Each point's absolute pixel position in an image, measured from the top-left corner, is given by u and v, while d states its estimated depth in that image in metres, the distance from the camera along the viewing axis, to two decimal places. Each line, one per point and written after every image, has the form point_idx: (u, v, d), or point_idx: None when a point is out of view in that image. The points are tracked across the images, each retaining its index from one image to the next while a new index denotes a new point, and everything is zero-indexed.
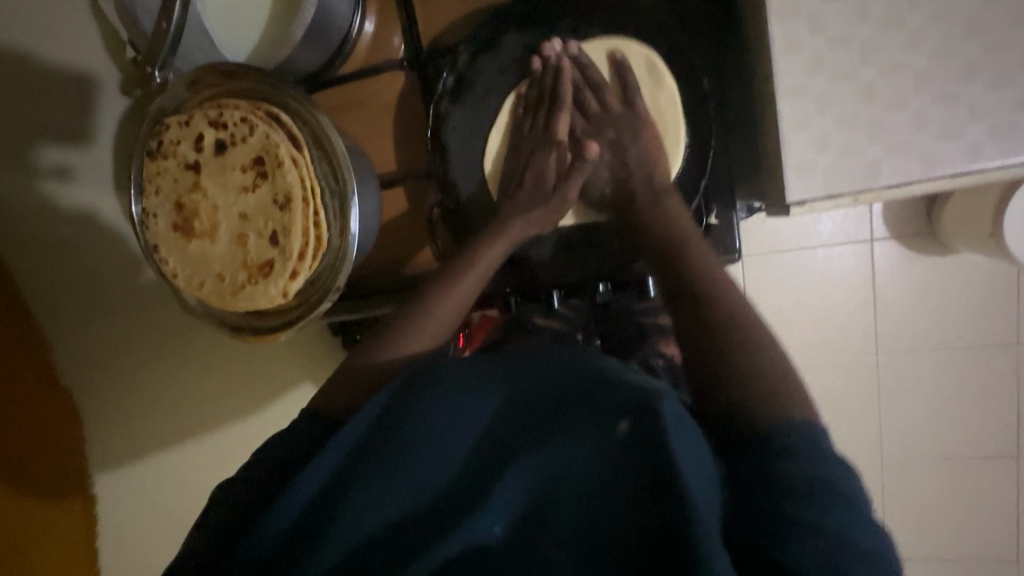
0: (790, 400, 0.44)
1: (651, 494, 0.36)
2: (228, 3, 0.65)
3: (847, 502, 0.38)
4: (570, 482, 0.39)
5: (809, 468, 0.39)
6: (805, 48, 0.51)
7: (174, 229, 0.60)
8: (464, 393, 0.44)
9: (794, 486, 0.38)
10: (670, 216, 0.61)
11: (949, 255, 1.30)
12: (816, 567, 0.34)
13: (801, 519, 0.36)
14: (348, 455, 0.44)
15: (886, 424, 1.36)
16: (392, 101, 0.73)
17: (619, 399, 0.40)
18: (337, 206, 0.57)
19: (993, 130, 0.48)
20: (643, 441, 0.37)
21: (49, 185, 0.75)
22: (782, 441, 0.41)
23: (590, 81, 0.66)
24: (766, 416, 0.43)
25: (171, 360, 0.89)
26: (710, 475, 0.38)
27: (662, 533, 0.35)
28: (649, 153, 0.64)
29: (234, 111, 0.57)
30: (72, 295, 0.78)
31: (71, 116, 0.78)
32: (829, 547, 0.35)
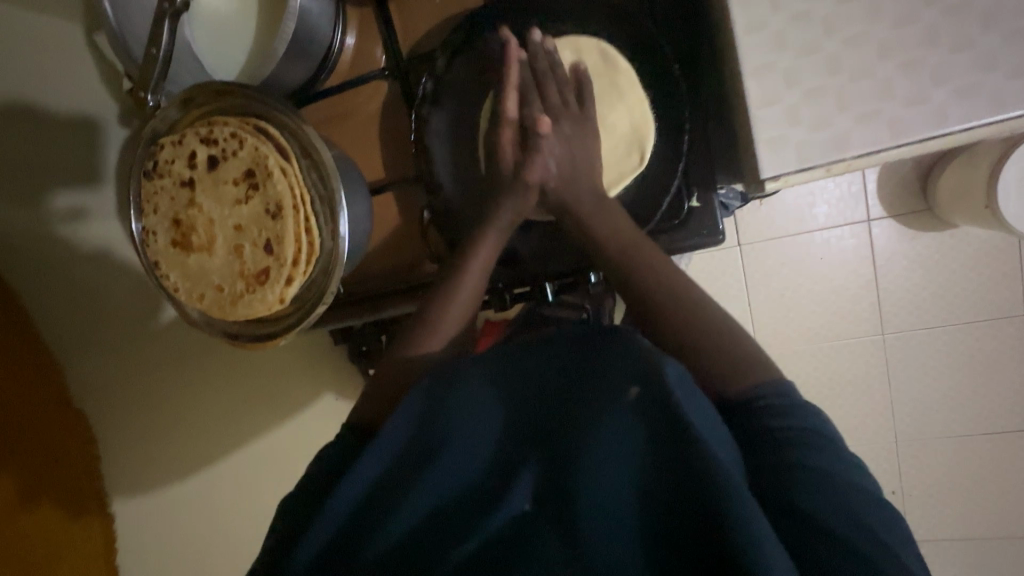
0: (757, 368, 0.51)
1: (673, 453, 0.39)
2: (216, 28, 0.68)
3: (830, 444, 0.45)
4: (598, 454, 0.41)
5: (794, 422, 0.46)
6: (769, 26, 0.53)
7: (174, 244, 0.62)
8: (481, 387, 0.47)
9: (789, 439, 0.45)
10: (614, 218, 0.62)
11: (947, 229, 1.30)
12: (809, 503, 0.41)
13: (807, 463, 0.43)
14: (381, 454, 0.47)
15: (897, 404, 1.35)
16: (376, 109, 0.75)
17: (625, 370, 0.42)
18: (326, 211, 0.59)
19: (959, 92, 0.49)
20: (655, 403, 0.40)
21: (66, 227, 0.85)
22: (766, 402, 0.48)
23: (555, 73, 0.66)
24: (738, 386, 0.50)
25: (187, 372, 0.98)
26: (719, 431, 0.41)
27: (690, 487, 0.38)
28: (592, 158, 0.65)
29: (224, 128, 0.59)
30: (81, 324, 0.91)
31: (77, 154, 0.85)
32: (828, 485, 0.42)
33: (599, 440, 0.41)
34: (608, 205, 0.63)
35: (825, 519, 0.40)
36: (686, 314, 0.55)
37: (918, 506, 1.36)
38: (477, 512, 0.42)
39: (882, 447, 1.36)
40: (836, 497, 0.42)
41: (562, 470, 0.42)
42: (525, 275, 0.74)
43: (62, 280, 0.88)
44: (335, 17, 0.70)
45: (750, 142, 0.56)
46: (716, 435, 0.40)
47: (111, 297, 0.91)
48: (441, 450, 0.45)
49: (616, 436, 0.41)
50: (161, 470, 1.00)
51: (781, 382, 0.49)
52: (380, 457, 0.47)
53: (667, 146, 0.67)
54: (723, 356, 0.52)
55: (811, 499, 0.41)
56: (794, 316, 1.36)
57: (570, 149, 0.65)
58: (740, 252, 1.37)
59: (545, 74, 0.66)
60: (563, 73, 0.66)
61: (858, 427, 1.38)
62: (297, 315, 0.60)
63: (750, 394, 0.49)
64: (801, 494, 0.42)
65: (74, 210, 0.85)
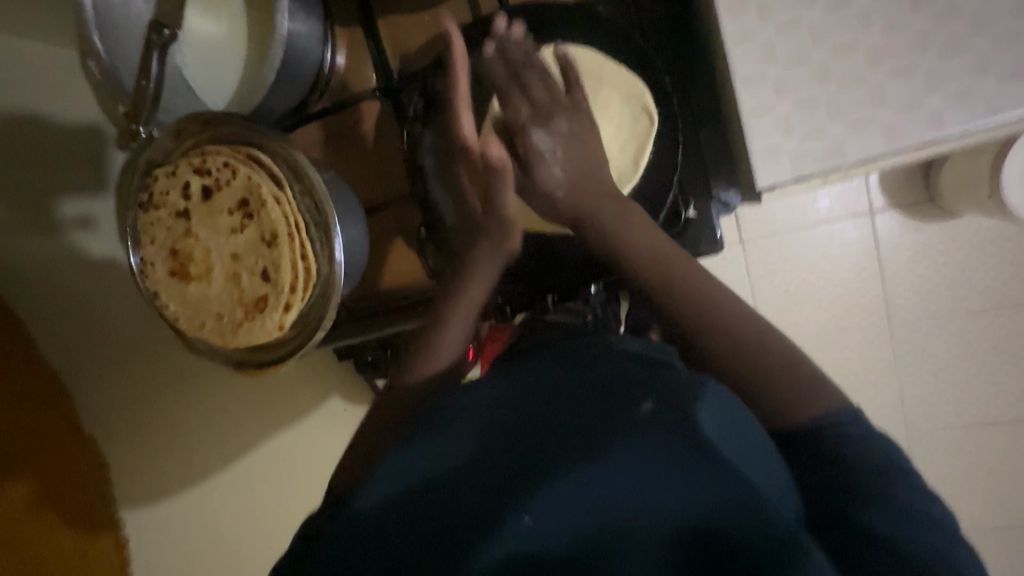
0: (823, 395, 0.47)
1: (700, 472, 0.39)
2: (205, 53, 0.68)
3: (899, 470, 0.43)
4: (610, 475, 0.41)
5: (867, 452, 0.44)
6: (757, 36, 0.53)
7: (172, 275, 0.63)
8: (497, 406, 0.48)
9: (853, 466, 0.43)
10: (632, 219, 0.58)
11: (952, 219, 1.29)
12: (888, 528, 0.40)
13: (877, 491, 0.42)
14: (401, 471, 0.47)
15: (908, 397, 1.33)
16: (370, 129, 0.75)
17: (644, 386, 0.44)
18: (321, 237, 0.59)
19: (953, 97, 0.50)
20: (664, 415, 0.41)
21: (73, 234, 0.90)
22: (833, 434, 0.45)
23: (534, 73, 0.63)
24: (805, 413, 0.47)
25: (197, 385, 1.01)
26: (761, 452, 0.41)
27: (715, 505, 0.39)
28: (595, 153, 0.61)
29: (217, 157, 0.59)
30: (78, 330, 0.93)
31: (80, 172, 0.90)
32: (898, 513, 0.41)
33: (614, 463, 0.41)
34: (626, 201, 0.59)
35: (900, 543, 0.40)
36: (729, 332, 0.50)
37: None
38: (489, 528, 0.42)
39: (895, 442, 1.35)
40: (908, 525, 0.41)
41: (575, 491, 0.41)
42: (527, 286, 0.76)
43: (57, 292, 0.90)
44: (324, 39, 0.70)
45: (744, 154, 0.56)
46: (752, 458, 0.40)
47: (119, 305, 0.95)
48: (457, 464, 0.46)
49: (631, 456, 0.41)
50: (167, 471, 1.02)
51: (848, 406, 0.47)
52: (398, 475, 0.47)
53: (661, 157, 0.68)
54: (786, 376, 0.48)
55: (879, 523, 0.41)
56: (800, 312, 1.35)
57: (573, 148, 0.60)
58: (743, 249, 1.36)
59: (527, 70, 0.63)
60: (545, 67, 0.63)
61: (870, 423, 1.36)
62: (298, 341, 0.60)
63: (817, 424, 0.46)
64: (866, 515, 0.41)
65: (81, 217, 0.91)
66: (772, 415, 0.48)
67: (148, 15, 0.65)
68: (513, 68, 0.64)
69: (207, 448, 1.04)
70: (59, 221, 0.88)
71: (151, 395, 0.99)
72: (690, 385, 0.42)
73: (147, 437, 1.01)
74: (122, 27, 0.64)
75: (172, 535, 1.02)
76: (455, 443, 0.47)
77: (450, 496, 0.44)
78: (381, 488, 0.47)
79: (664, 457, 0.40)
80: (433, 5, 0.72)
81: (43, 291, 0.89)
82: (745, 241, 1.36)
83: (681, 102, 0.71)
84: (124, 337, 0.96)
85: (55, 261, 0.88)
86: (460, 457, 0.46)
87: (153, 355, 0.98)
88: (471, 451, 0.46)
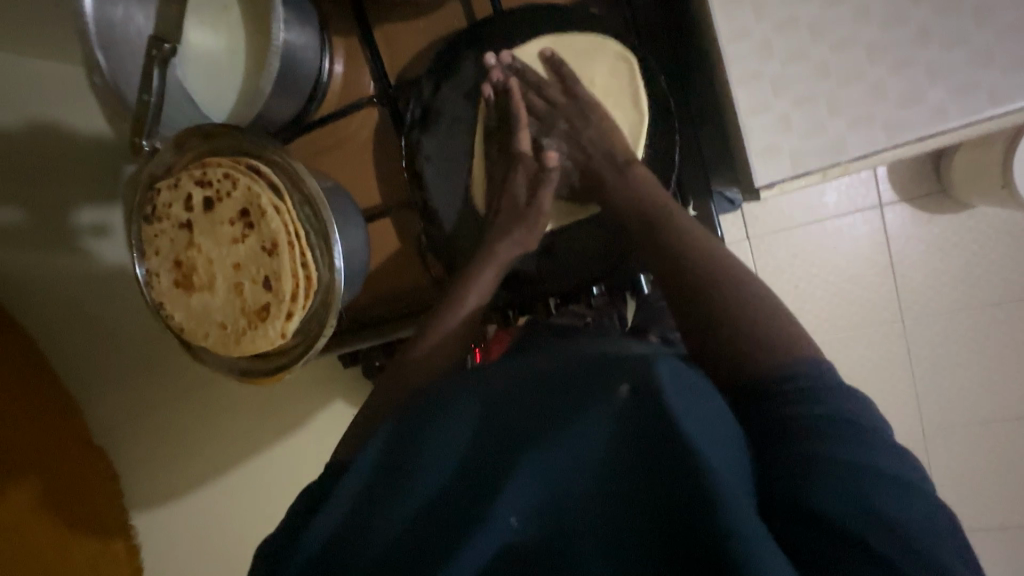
0: (791, 351, 0.49)
1: (664, 449, 0.38)
2: (207, 67, 0.69)
3: (861, 439, 0.42)
4: (582, 467, 0.41)
5: (816, 410, 0.44)
6: (753, 34, 0.53)
7: (176, 285, 0.64)
8: (469, 395, 0.49)
9: (809, 430, 0.43)
10: (635, 182, 0.64)
11: (964, 210, 1.26)
12: (843, 499, 0.39)
13: (827, 458, 0.41)
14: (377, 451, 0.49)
15: (923, 393, 1.31)
16: (369, 137, 0.75)
17: (616, 371, 0.42)
18: (322, 246, 0.59)
19: (956, 90, 0.49)
20: (642, 404, 0.40)
21: (88, 240, 0.93)
22: (786, 389, 0.46)
23: (531, 84, 0.69)
24: (768, 361, 0.49)
25: (207, 389, 1.04)
26: (722, 424, 0.42)
27: (682, 492, 0.37)
28: (604, 133, 0.67)
29: (217, 169, 0.60)
30: (90, 336, 0.97)
31: (91, 182, 0.93)
32: (850, 477, 0.40)
33: (586, 453, 0.41)
34: (630, 166, 0.65)
35: (836, 512, 0.38)
36: (718, 284, 0.54)
37: (950, 495, 1.31)
38: (463, 516, 0.42)
39: (911, 439, 1.32)
40: (853, 496, 0.39)
41: (543, 484, 0.41)
42: (529, 292, 0.73)
43: (70, 302, 0.93)
44: (322, 48, 0.70)
45: (743, 154, 0.55)
46: (713, 439, 0.39)
47: (129, 313, 0.98)
48: (431, 448, 0.46)
49: (601, 445, 0.41)
50: (180, 476, 1.05)
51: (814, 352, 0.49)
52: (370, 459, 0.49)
53: (660, 158, 0.67)
54: (761, 330, 0.51)
55: (823, 494, 0.39)
56: (809, 309, 1.33)
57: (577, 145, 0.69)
58: (750, 246, 1.34)
59: (529, 86, 0.69)
60: (539, 76, 0.69)
61: (885, 420, 1.33)
62: (300, 347, 0.61)
63: (776, 376, 0.47)
64: (817, 486, 0.39)
65: (95, 225, 0.94)
66: (746, 361, 0.50)
67: (150, 32, 0.66)
68: (523, 83, 0.69)
69: (219, 451, 1.06)
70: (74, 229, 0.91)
71: (163, 400, 1.02)
72: (655, 364, 0.42)
73: (162, 443, 1.03)
74: (124, 45, 0.65)
75: (188, 537, 1.06)
76: (426, 431, 0.47)
77: (417, 485, 0.44)
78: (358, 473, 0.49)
79: (628, 437, 0.40)
80: (429, 13, 0.72)
81: (54, 299, 0.92)
82: (753, 238, 1.34)
83: (678, 102, 0.70)
84: (135, 341, 0.99)
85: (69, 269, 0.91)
86: (426, 443, 0.46)
87: (161, 359, 1.00)
88: (440, 440, 0.46)
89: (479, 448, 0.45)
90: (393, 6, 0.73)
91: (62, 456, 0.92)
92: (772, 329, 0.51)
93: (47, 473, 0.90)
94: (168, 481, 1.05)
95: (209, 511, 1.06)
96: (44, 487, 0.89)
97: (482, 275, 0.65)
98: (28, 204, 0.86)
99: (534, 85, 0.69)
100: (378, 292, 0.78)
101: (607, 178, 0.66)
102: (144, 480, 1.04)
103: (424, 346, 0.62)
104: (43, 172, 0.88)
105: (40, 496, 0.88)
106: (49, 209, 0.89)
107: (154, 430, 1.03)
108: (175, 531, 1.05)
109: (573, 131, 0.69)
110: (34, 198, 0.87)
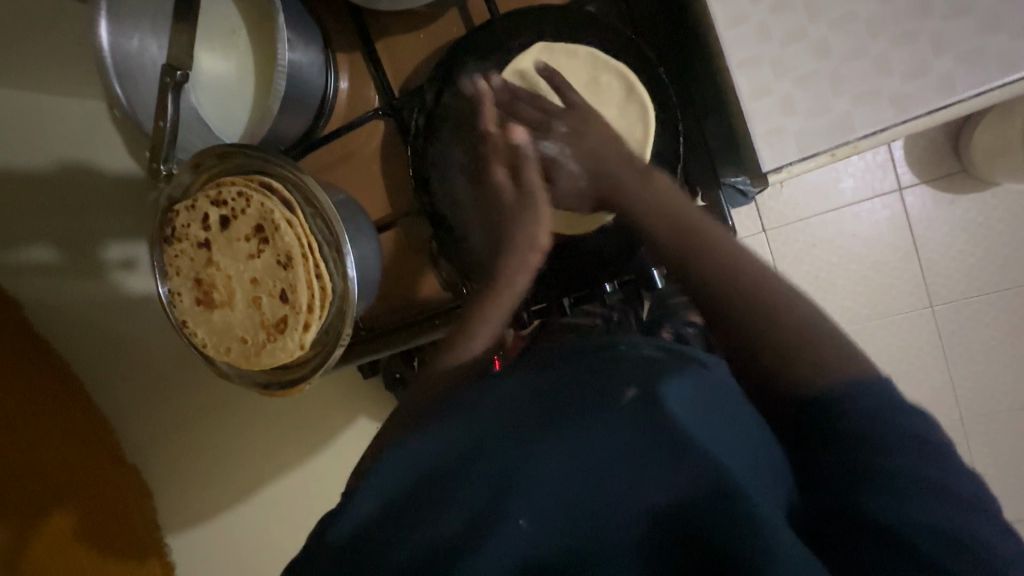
0: (848, 362, 0.46)
1: (670, 444, 0.43)
2: (218, 91, 0.71)
3: (936, 453, 0.42)
4: (597, 462, 0.45)
5: (895, 426, 0.42)
6: (751, 18, 0.52)
7: (198, 303, 0.65)
8: (491, 403, 0.52)
9: (869, 441, 0.42)
10: (660, 192, 0.59)
11: (988, 188, 1.23)
12: (909, 519, 0.39)
13: (872, 465, 0.41)
14: (399, 463, 0.49)
15: (958, 379, 1.26)
16: (377, 149, 0.77)
17: (626, 378, 0.49)
18: (335, 257, 0.60)
19: (963, 58, 0.48)
20: (650, 401, 0.46)
21: (116, 273, 0.96)
22: (853, 401, 0.44)
23: (525, 95, 0.66)
24: (815, 376, 0.47)
25: (234, 406, 1.06)
26: (745, 429, 0.45)
27: (699, 492, 0.40)
28: (603, 144, 0.63)
29: (231, 188, 0.61)
30: (119, 360, 0.99)
31: (117, 219, 0.96)
32: (914, 496, 0.40)
33: (602, 448, 0.45)
34: (649, 177, 0.60)
35: (888, 520, 0.39)
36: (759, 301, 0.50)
37: (996, 485, 1.26)
38: (486, 517, 0.43)
39: (949, 428, 1.27)
40: (899, 497, 0.40)
41: (563, 482, 0.44)
42: (539, 293, 0.73)
43: (96, 331, 0.97)
44: (327, 65, 0.72)
45: (748, 139, 0.55)
46: (721, 440, 0.43)
47: (153, 337, 1.00)
48: (458, 454, 0.48)
49: (614, 440, 0.45)
50: (211, 494, 1.07)
51: (876, 377, 0.45)
52: (393, 469, 0.49)
53: (664, 151, 0.68)
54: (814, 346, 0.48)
55: (869, 500, 0.40)
56: (832, 299, 1.30)
57: (581, 144, 0.64)
58: (767, 239, 1.31)
59: (516, 99, 0.66)
60: (533, 92, 0.67)
61: (922, 410, 1.28)
62: (319, 358, 0.62)
63: (846, 386, 0.45)
64: (883, 508, 0.39)
65: (124, 260, 0.97)
66: (789, 383, 0.48)
67: (163, 60, 0.69)
68: (509, 94, 0.67)
69: (248, 467, 1.09)
70: (104, 261, 0.94)
71: (191, 419, 1.04)
72: (664, 373, 0.48)
73: (193, 461, 1.06)
74: (139, 73, 0.67)
75: (223, 551, 1.08)
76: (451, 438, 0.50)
77: (446, 489, 0.46)
78: (379, 490, 0.47)
79: (643, 436, 0.45)
80: (428, 22, 0.74)
81: (84, 331, 0.96)
82: (769, 230, 1.32)
83: (678, 95, 0.71)
84: (163, 363, 1.01)
85: (105, 294, 0.95)
86: (454, 448, 0.49)
87: (185, 379, 1.02)
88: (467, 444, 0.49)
89: (498, 456, 0.46)
90: (393, 18, 0.74)
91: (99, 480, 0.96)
92: (815, 355, 0.47)
93: (82, 500, 0.92)
94: (200, 501, 1.07)
95: (241, 525, 1.08)
96: (78, 514, 0.91)
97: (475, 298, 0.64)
98: (61, 243, 0.90)
99: (526, 95, 0.66)
100: (391, 297, 0.79)
101: (625, 183, 0.61)
102: (176, 499, 1.07)
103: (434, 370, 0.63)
104: (78, 208, 0.92)
105: (79, 526, 0.91)
106: (84, 242, 0.93)
107: (183, 449, 1.05)
108: (209, 546, 1.08)
109: (576, 132, 0.64)
110: (68, 233, 0.91)
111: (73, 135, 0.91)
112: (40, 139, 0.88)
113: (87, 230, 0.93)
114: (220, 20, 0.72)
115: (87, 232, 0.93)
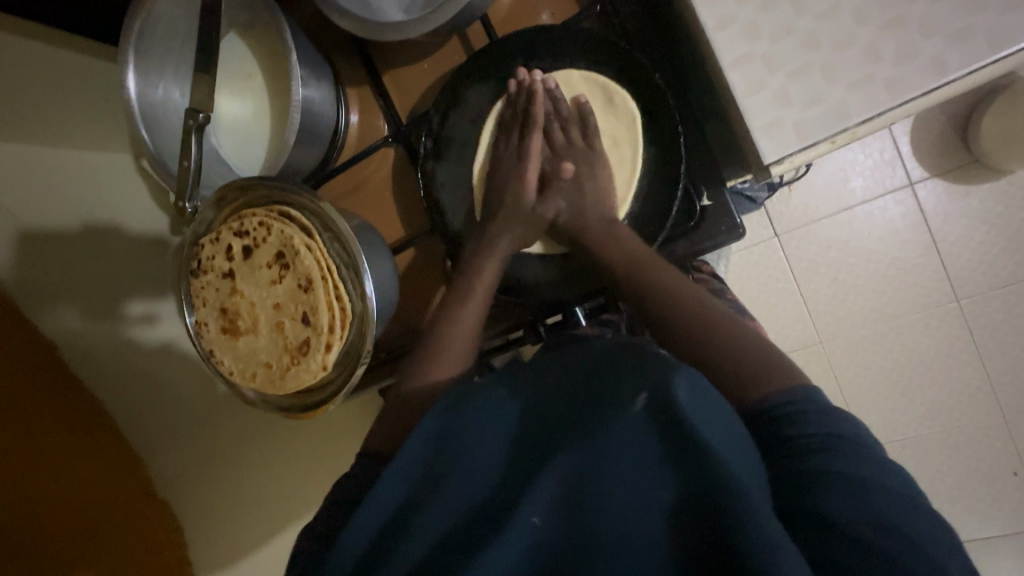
0: (775, 374, 0.52)
1: (678, 453, 0.40)
2: (237, 131, 0.76)
3: (870, 450, 0.44)
4: (602, 473, 0.41)
5: (832, 427, 0.45)
6: (738, 19, 0.55)
7: (223, 331, 0.67)
8: (491, 416, 0.51)
9: (812, 445, 0.44)
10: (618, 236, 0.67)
11: (1001, 176, 1.22)
12: (860, 517, 0.39)
13: (831, 470, 0.42)
14: (396, 472, 0.51)
15: (996, 375, 1.22)
16: (388, 175, 0.79)
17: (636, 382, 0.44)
18: (353, 278, 0.62)
19: (951, 38, 0.50)
20: (662, 412, 0.41)
21: (139, 325, 0.97)
22: (787, 410, 0.48)
23: (558, 114, 0.75)
24: (759, 387, 0.51)
25: (261, 441, 1.08)
26: (735, 433, 0.43)
27: (703, 498, 0.38)
28: (602, 181, 0.72)
29: (252, 218, 0.64)
30: (149, 403, 1.03)
31: (141, 271, 0.97)
32: (865, 493, 0.40)
33: (608, 459, 0.41)
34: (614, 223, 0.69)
35: (845, 520, 0.39)
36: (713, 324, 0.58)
37: None
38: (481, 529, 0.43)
39: (992, 426, 1.23)
40: (853, 501, 0.40)
41: (561, 498, 0.42)
42: (551, 302, 0.74)
43: (128, 375, 1.00)
44: (337, 100, 0.76)
45: (747, 133, 0.56)
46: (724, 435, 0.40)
47: (179, 380, 1.02)
48: (458, 472, 0.47)
49: (621, 445, 0.42)
50: (238, 525, 1.10)
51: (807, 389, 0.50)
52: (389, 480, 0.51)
53: (667, 157, 0.70)
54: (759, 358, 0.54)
55: (838, 505, 0.40)
56: (852, 301, 1.27)
57: (579, 184, 0.73)
58: (779, 243, 1.31)
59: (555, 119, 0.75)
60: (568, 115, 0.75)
61: (961, 410, 1.24)
62: (341, 378, 0.63)
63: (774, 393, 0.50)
64: (829, 501, 0.40)
65: (147, 315, 0.98)
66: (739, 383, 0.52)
67: (185, 105, 0.73)
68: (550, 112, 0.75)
69: (268, 501, 1.09)
70: (127, 313, 0.96)
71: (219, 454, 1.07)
72: (675, 372, 0.43)
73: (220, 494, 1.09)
74: (164, 118, 0.72)
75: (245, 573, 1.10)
76: (448, 448, 0.50)
77: (446, 497, 0.46)
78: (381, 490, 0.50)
79: (654, 446, 0.41)
80: (431, 52, 0.78)
81: (116, 375, 1.00)
82: (780, 234, 1.31)
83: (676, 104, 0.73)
84: (194, 403, 1.03)
85: (126, 342, 0.98)
86: (448, 463, 0.49)
87: (209, 418, 1.04)
88: (456, 459, 0.48)
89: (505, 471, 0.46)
90: (398, 50, 0.78)
91: (121, 513, 0.99)
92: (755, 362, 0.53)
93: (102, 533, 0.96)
94: (228, 532, 1.10)
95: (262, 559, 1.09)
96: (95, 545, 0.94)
97: (472, 295, 0.68)
98: (85, 299, 0.94)
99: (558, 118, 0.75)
100: (406, 320, 0.80)
101: (592, 230, 0.69)
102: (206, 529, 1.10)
103: (429, 364, 0.66)
104: (106, 263, 0.94)
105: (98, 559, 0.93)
106: (111, 297, 0.95)
107: (212, 482, 1.08)
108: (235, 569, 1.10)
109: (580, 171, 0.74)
110: (92, 293, 0.94)
111: (87, 188, 0.92)
112: (59, 204, 0.90)
113: (117, 285, 0.95)
114: (235, 65, 0.77)
115: (116, 287, 0.95)
